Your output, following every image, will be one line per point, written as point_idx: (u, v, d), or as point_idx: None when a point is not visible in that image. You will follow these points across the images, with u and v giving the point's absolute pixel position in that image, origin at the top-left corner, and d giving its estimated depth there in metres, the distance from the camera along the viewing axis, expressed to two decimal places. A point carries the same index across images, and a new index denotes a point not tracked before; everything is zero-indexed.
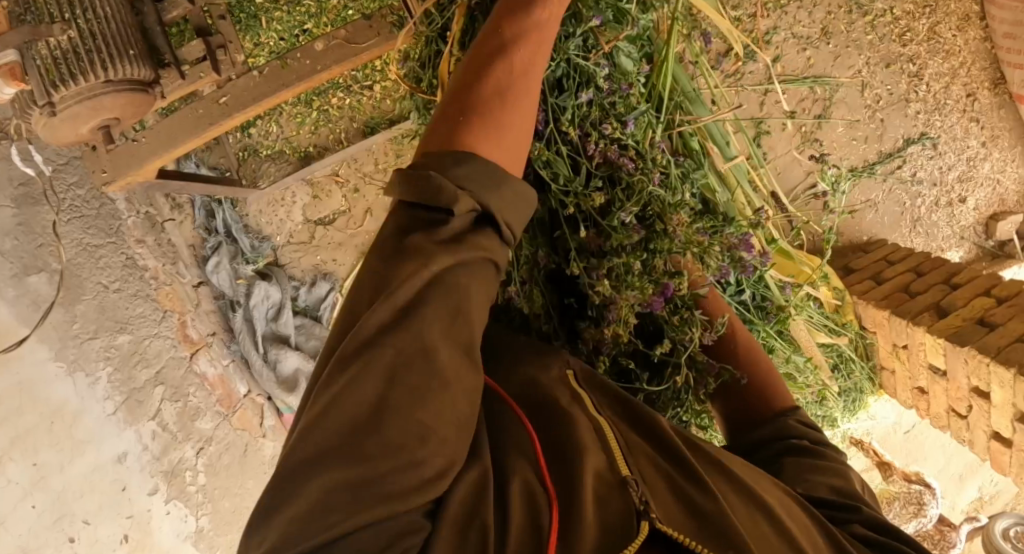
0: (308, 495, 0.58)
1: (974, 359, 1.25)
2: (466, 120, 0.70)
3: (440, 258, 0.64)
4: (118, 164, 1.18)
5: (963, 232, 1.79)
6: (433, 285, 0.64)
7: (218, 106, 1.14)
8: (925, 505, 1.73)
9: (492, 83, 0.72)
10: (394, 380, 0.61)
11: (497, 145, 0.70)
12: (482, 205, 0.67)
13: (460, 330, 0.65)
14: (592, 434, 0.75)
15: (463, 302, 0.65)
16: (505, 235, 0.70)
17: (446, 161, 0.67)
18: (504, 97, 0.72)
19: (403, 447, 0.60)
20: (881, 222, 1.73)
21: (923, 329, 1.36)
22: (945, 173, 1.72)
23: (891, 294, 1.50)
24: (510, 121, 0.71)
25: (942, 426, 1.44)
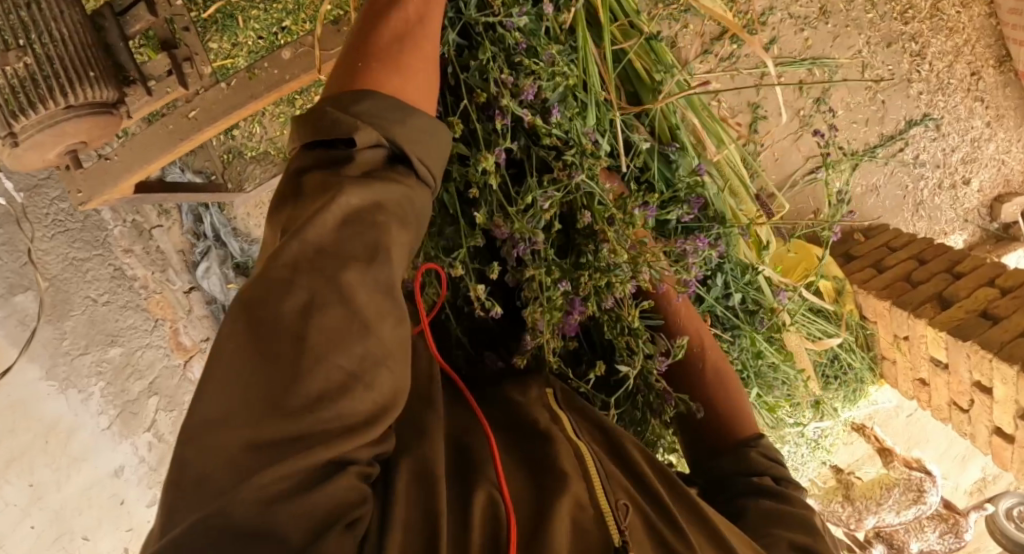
0: (208, 457, 0.50)
1: (976, 354, 1.22)
2: (363, 65, 0.64)
3: (351, 191, 0.56)
4: (92, 183, 1.16)
5: (967, 214, 1.74)
6: (349, 224, 0.56)
7: (188, 120, 1.12)
8: (925, 493, 1.67)
9: (388, 30, 0.66)
10: (313, 319, 0.53)
11: (401, 84, 0.64)
12: (393, 139, 0.60)
13: (380, 269, 0.56)
14: (575, 461, 0.72)
15: (382, 239, 0.57)
16: (422, 173, 0.62)
17: (343, 101, 0.60)
18: (403, 39, 0.66)
19: (320, 401, 0.52)
20: (883, 206, 1.66)
21: (924, 322, 1.32)
22: (948, 155, 1.66)
23: (892, 284, 1.44)
24: (411, 61, 0.65)
25: (944, 418, 1.41)
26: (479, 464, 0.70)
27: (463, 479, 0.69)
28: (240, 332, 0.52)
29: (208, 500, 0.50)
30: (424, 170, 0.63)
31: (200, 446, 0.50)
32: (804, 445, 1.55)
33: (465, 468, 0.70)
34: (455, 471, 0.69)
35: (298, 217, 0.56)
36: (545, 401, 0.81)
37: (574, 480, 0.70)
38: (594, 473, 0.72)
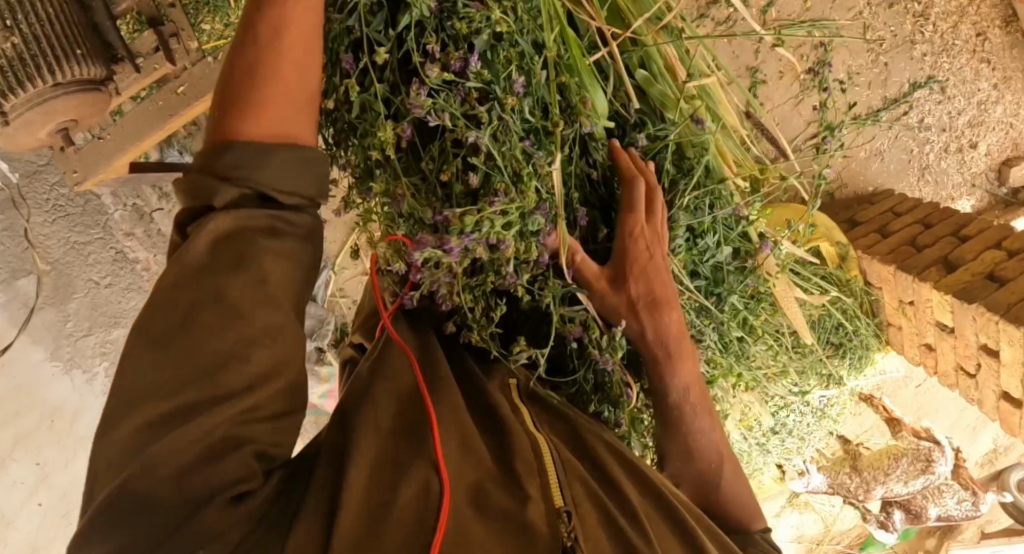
0: (102, 447, 0.50)
1: (982, 317, 1.18)
2: (231, 96, 0.57)
3: (217, 218, 0.54)
4: (86, 163, 1.16)
5: (975, 179, 1.70)
6: (218, 248, 0.54)
7: (176, 96, 1.12)
8: (934, 463, 1.66)
9: (253, 41, 0.58)
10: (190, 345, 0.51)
11: (268, 114, 0.57)
12: (253, 178, 0.55)
13: (250, 273, 0.54)
14: (529, 448, 0.65)
15: (249, 252, 0.54)
16: (293, 201, 0.58)
17: (209, 151, 0.56)
18: (269, 58, 0.58)
19: (207, 376, 0.51)
20: (887, 170, 1.63)
21: (929, 286, 1.29)
22: (955, 118, 1.63)
23: (898, 248, 1.42)
24: (275, 81, 0.58)
25: (952, 385, 1.38)
26: (419, 444, 0.62)
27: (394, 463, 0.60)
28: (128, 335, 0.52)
29: (103, 489, 0.49)
30: (295, 197, 0.58)
31: (99, 442, 0.50)
32: (809, 414, 1.54)
33: (404, 445, 0.62)
34: (389, 449, 0.61)
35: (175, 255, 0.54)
36: (508, 387, 0.74)
37: (526, 469, 0.64)
38: (550, 464, 0.64)
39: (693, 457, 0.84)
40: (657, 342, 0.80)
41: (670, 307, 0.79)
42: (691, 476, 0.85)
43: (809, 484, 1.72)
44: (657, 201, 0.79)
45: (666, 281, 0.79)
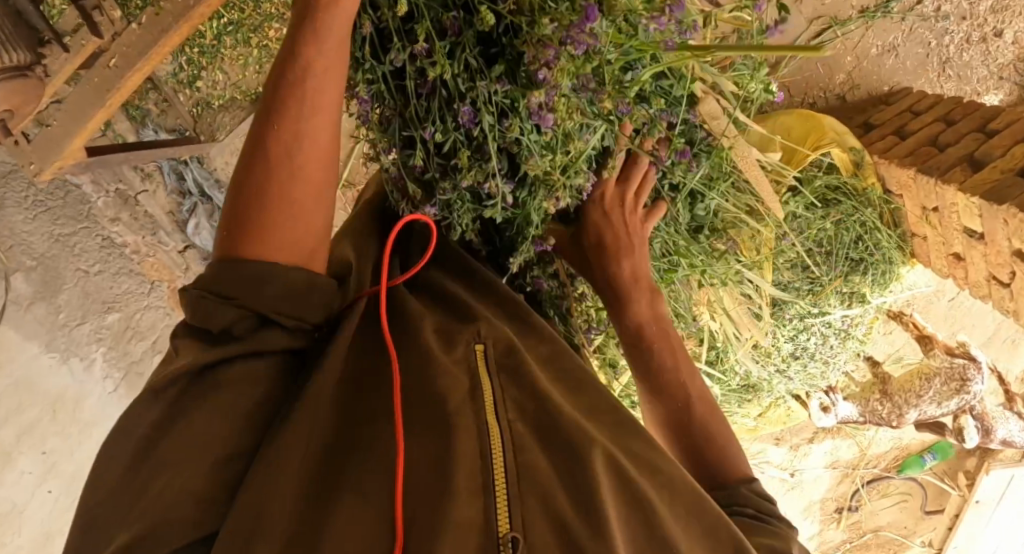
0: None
1: (1012, 219, 1.08)
2: (236, 215, 0.54)
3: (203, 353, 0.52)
4: (41, 152, 1.14)
5: (1002, 71, 1.55)
6: (198, 382, 0.52)
7: (109, 70, 1.08)
8: (970, 382, 1.56)
9: (266, 152, 0.54)
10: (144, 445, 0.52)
11: (276, 249, 0.54)
12: (255, 302, 0.53)
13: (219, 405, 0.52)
14: (476, 442, 0.56)
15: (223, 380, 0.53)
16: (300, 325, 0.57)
17: (218, 264, 0.53)
18: (296, 187, 0.54)
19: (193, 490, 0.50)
20: (903, 67, 1.50)
21: (954, 189, 1.18)
22: (976, 4, 1.48)
23: (917, 150, 1.30)
24: (287, 223, 0.54)
25: (984, 297, 1.28)
26: (352, 466, 0.54)
27: (323, 486, 0.53)
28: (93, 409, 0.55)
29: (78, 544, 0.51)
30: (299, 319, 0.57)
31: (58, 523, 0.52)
32: (832, 335, 1.46)
33: (345, 462, 0.55)
34: (318, 459, 0.55)
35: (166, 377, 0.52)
36: (471, 358, 0.64)
37: (467, 463, 0.54)
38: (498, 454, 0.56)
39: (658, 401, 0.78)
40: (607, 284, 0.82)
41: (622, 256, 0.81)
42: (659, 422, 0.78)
43: (838, 416, 1.67)
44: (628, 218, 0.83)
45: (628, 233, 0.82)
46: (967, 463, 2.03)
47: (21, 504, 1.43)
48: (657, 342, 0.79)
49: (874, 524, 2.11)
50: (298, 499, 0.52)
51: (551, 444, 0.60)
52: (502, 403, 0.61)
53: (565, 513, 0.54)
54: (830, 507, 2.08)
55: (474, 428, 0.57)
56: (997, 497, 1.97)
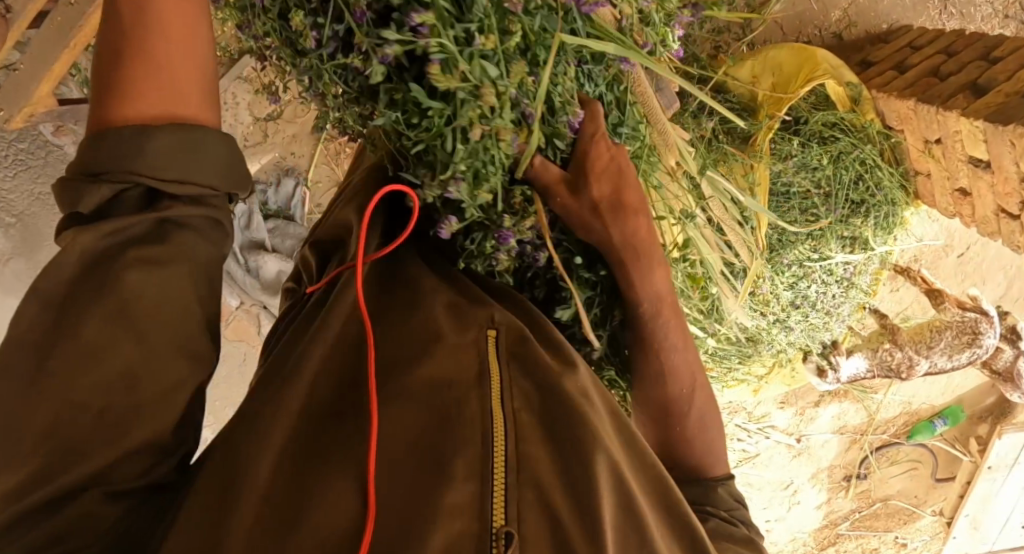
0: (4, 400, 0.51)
1: (1018, 139, 1.02)
2: (104, 87, 0.56)
3: (81, 234, 0.52)
4: (8, 96, 1.11)
5: (1007, 9, 1.49)
6: (93, 267, 0.53)
7: (71, 7, 1.04)
8: (981, 335, 1.50)
9: (118, 20, 0.56)
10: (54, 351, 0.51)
11: (141, 107, 0.55)
12: (127, 172, 0.54)
13: (107, 298, 0.53)
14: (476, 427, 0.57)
15: (109, 271, 0.53)
16: (190, 192, 0.57)
17: (87, 142, 0.55)
18: (152, 52, 0.56)
19: (103, 383, 0.52)
20: (902, 5, 1.44)
21: (956, 114, 1.12)
22: None
23: (917, 82, 1.25)
24: (150, 83, 0.56)
25: (993, 233, 1.23)
26: (340, 453, 0.55)
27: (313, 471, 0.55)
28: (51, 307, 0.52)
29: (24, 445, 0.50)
30: (188, 187, 0.56)
31: None
32: (833, 284, 1.41)
33: (332, 455, 0.56)
34: (313, 450, 0.57)
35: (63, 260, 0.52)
36: (480, 342, 0.64)
37: (467, 452, 0.55)
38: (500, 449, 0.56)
39: (664, 383, 0.77)
40: (624, 246, 0.73)
41: (640, 217, 0.73)
42: (654, 395, 0.78)
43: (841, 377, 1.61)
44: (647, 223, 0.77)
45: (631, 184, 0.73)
46: (979, 429, 1.96)
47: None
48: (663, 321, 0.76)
49: (885, 492, 2.07)
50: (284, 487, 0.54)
51: (554, 433, 0.60)
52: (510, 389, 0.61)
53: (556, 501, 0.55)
54: (838, 476, 2.02)
55: (478, 417, 0.57)
56: (1009, 463, 1.90)
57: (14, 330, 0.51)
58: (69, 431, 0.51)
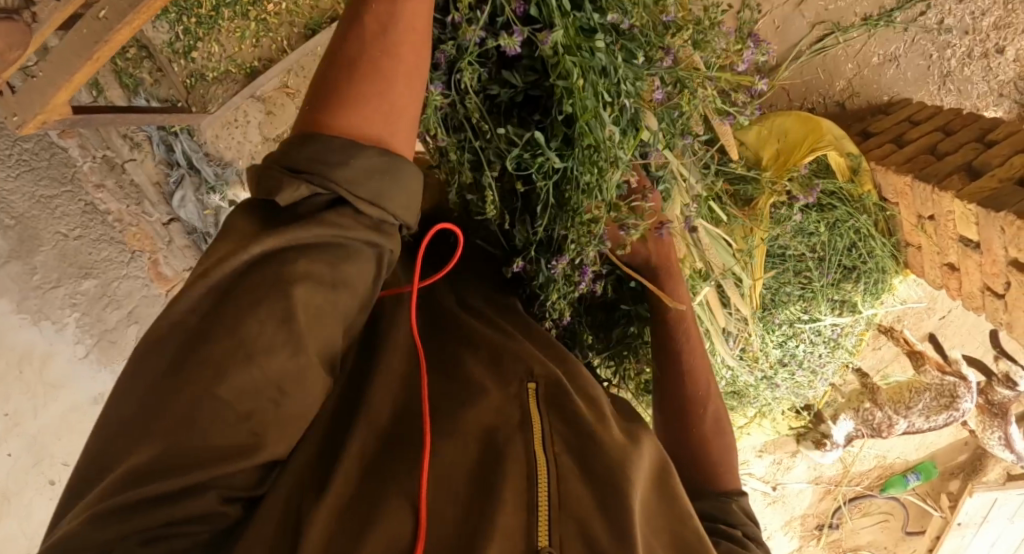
0: (123, 406, 0.47)
1: (1011, 227, 1.06)
2: (324, 84, 0.53)
3: (263, 237, 0.49)
4: (23, 102, 1.06)
5: (1002, 88, 1.53)
6: (254, 265, 0.49)
7: (99, 21, 0.99)
8: (959, 399, 1.54)
9: (358, 28, 0.54)
10: (188, 354, 0.47)
11: (353, 124, 0.52)
12: (328, 179, 0.50)
13: (277, 305, 0.49)
14: (523, 480, 0.58)
15: (287, 276, 0.49)
16: (377, 216, 0.53)
17: (293, 141, 0.51)
18: (378, 71, 0.53)
19: (249, 399, 0.49)
20: (904, 77, 1.49)
21: (950, 196, 1.16)
22: (978, 19, 1.47)
23: (914, 157, 1.29)
24: (369, 101, 0.53)
25: (977, 308, 1.26)
26: (399, 477, 0.56)
27: (366, 508, 0.55)
28: (171, 317, 0.48)
29: (124, 457, 0.46)
30: (379, 211, 0.53)
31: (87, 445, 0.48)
32: (821, 343, 1.45)
33: (387, 483, 0.56)
34: (363, 488, 0.56)
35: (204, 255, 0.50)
36: (522, 395, 0.64)
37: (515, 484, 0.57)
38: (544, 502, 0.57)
39: (685, 382, 0.84)
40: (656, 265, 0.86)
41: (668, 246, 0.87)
42: (674, 400, 0.84)
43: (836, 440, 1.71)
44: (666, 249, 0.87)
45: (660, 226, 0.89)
46: (950, 485, 2.00)
47: (11, 491, 1.31)
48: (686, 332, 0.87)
49: (855, 543, 2.10)
50: (339, 527, 0.54)
51: (591, 470, 0.61)
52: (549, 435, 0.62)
53: (598, 540, 0.57)
54: (810, 524, 2.06)
55: (523, 457, 0.59)
56: (978, 521, 1.94)
57: (137, 346, 0.48)
58: (178, 452, 0.47)
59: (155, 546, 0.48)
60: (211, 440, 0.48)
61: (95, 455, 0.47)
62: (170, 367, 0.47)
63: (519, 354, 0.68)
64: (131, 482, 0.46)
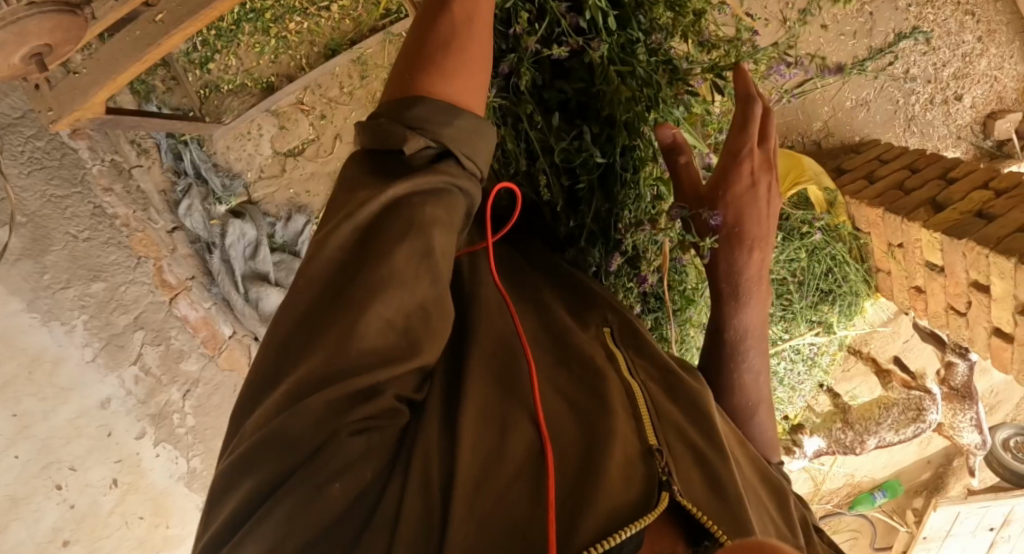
0: (297, 320, 0.55)
1: (972, 252, 1.18)
2: (412, 63, 0.62)
3: (396, 182, 0.56)
4: (63, 99, 1.12)
5: (960, 131, 1.71)
6: (392, 205, 0.56)
7: (155, 24, 1.05)
8: (925, 411, 1.70)
9: (447, 14, 0.64)
10: (345, 283, 0.55)
11: (447, 88, 0.61)
12: (434, 133, 0.58)
13: (417, 241, 0.56)
14: (622, 396, 0.66)
15: (420, 218, 0.56)
16: (470, 168, 0.61)
17: (398, 104, 0.60)
18: (463, 49, 0.64)
19: (405, 317, 0.56)
20: (873, 120, 1.63)
21: (918, 225, 1.28)
22: (939, 69, 1.64)
23: (885, 193, 1.41)
24: (460, 71, 0.63)
25: (941, 327, 1.37)
26: (520, 393, 0.63)
27: (497, 414, 0.61)
28: (330, 253, 0.56)
29: (298, 367, 0.54)
30: (471, 164, 0.61)
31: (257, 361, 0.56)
32: (800, 361, 1.55)
33: (509, 400, 0.62)
34: (494, 401, 0.62)
35: (348, 200, 0.57)
36: (603, 334, 0.74)
37: (618, 397, 0.65)
38: (646, 415, 0.65)
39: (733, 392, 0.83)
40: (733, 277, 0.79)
41: (756, 247, 0.78)
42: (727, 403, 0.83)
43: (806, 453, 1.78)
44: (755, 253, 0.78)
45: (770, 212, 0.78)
46: (914, 502, 2.19)
47: (20, 495, 1.35)
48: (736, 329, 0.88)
49: None
50: (481, 432, 0.59)
51: (675, 396, 0.71)
52: (634, 366, 0.71)
53: (696, 445, 0.66)
54: None
55: (618, 379, 0.67)
56: (942, 535, 2.05)
57: (297, 275, 0.56)
58: (345, 367, 0.53)
59: (327, 452, 0.54)
60: (373, 352, 0.54)
61: (271, 371, 0.55)
62: (331, 291, 0.55)
63: (597, 304, 0.78)
64: (304, 392, 0.53)
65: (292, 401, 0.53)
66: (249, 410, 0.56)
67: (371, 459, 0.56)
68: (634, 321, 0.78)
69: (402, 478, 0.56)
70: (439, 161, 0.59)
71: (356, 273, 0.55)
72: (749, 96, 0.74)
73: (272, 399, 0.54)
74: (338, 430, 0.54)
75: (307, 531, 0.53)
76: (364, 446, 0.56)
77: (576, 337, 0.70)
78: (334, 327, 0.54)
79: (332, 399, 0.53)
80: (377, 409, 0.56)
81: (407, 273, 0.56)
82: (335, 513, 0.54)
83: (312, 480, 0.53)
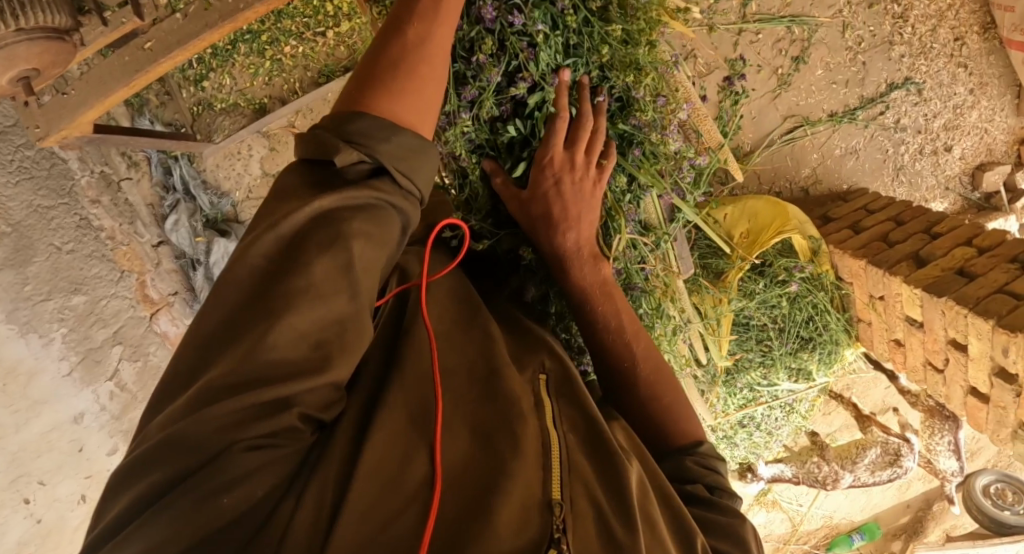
0: (215, 325, 0.55)
1: (951, 311, 1.18)
2: (360, 85, 0.65)
3: (326, 194, 0.58)
4: (50, 119, 1.11)
5: (948, 182, 1.72)
6: (321, 219, 0.58)
7: (143, 52, 1.06)
8: (902, 457, 1.73)
9: (402, 37, 0.67)
10: (262, 290, 0.56)
11: (388, 109, 0.63)
12: (375, 150, 0.60)
13: (339, 255, 0.57)
14: (537, 445, 0.66)
15: (346, 230, 0.58)
16: (409, 189, 0.63)
17: (343, 117, 0.62)
18: (412, 74, 0.66)
19: (320, 330, 0.57)
20: (862, 169, 1.63)
21: (899, 280, 1.28)
22: (930, 120, 1.65)
23: (869, 244, 1.41)
24: (404, 98, 0.64)
25: (919, 380, 1.38)
26: (427, 426, 0.64)
27: (401, 442, 0.62)
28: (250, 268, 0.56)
29: (211, 368, 0.54)
30: (410, 184, 0.63)
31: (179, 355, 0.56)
32: (777, 408, 1.57)
33: (414, 435, 0.63)
34: (404, 429, 0.63)
35: (277, 209, 0.58)
36: (534, 382, 0.74)
37: (529, 446, 0.65)
38: (556, 467, 0.65)
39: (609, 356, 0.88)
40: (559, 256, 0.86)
41: (568, 227, 0.85)
42: (616, 382, 0.88)
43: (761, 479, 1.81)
44: (576, 228, 0.85)
45: (583, 201, 0.85)
46: (892, 546, 2.19)
47: None
48: (663, 365, 0.89)
49: None
50: (382, 458, 0.60)
51: (596, 452, 0.70)
52: (559, 417, 0.71)
53: (603, 504, 0.65)
54: None
55: (536, 428, 0.67)
56: None
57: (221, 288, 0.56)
58: (252, 373, 0.54)
59: (219, 460, 0.53)
60: (283, 360, 0.55)
61: (187, 374, 0.55)
62: (248, 296, 0.56)
63: (536, 352, 0.79)
64: (208, 394, 0.53)
65: (194, 406, 0.53)
66: (163, 402, 0.55)
67: (265, 474, 0.55)
68: (569, 371, 0.79)
69: (297, 498, 0.56)
70: (378, 177, 0.61)
71: (275, 284, 0.56)
72: (558, 109, 0.86)
73: (179, 399, 0.54)
74: (233, 443, 0.54)
75: (193, 534, 0.52)
76: (259, 459, 0.55)
77: (508, 377, 0.70)
78: (248, 335, 0.54)
79: (235, 404, 0.53)
80: (276, 426, 0.55)
81: (326, 289, 0.56)
82: (222, 523, 0.53)
83: (199, 490, 0.53)
